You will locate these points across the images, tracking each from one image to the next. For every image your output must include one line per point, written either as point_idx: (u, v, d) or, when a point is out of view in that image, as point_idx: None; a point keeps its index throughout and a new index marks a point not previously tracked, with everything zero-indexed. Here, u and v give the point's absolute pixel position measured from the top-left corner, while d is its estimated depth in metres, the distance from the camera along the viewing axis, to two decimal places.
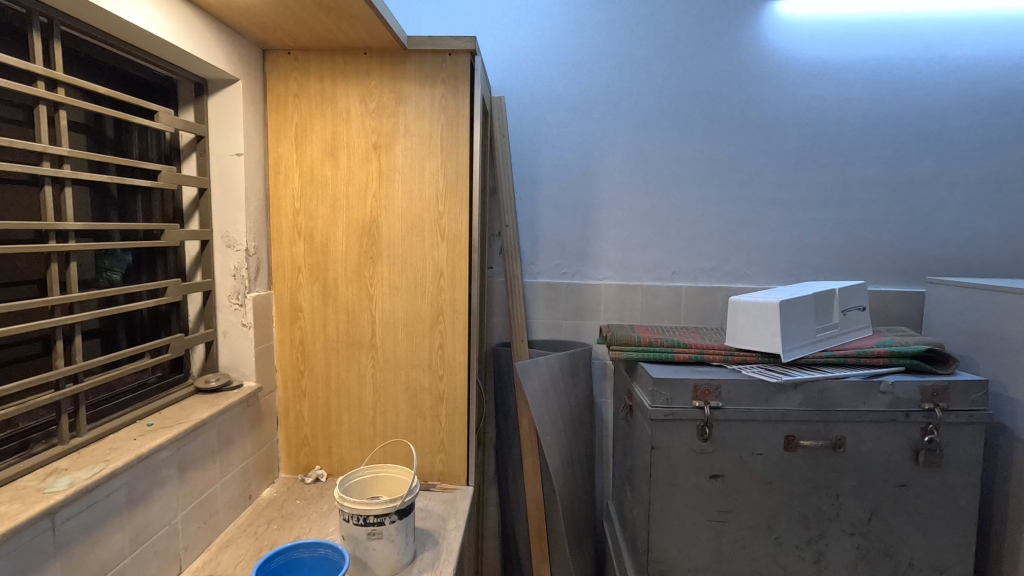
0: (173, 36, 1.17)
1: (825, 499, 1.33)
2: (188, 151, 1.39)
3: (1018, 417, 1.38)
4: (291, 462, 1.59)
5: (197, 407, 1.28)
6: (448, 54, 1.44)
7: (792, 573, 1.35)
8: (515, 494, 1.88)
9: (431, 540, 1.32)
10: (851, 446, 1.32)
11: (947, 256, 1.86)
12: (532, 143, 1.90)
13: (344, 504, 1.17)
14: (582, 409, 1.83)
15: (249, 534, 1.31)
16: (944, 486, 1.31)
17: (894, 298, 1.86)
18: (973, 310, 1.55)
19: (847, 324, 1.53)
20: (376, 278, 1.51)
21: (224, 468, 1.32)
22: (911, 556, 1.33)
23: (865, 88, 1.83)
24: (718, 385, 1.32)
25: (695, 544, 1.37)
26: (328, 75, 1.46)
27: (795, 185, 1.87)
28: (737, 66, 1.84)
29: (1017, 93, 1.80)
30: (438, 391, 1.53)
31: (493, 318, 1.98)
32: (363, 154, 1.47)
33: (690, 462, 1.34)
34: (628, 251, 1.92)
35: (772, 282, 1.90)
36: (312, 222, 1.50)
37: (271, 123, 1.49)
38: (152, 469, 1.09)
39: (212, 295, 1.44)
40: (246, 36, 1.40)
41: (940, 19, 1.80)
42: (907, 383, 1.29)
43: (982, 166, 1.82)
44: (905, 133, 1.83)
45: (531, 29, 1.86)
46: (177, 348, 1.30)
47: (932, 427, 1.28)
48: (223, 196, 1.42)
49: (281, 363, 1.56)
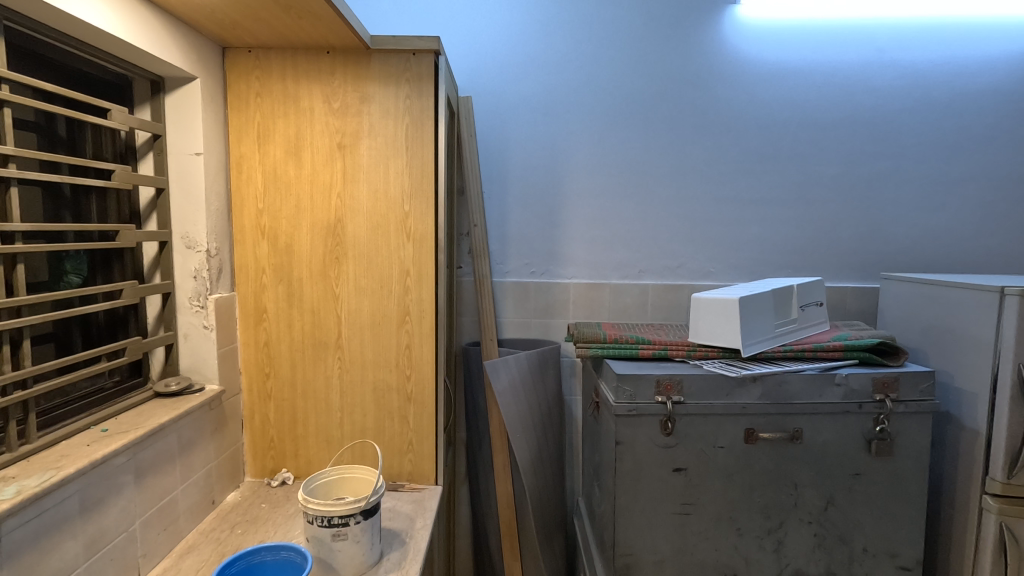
0: (126, 33, 1.14)
1: (784, 490, 1.37)
2: (144, 150, 1.37)
3: (963, 406, 1.44)
4: (257, 465, 1.57)
5: (157, 411, 1.26)
6: (412, 54, 1.44)
7: (753, 563, 1.39)
8: (486, 492, 1.89)
9: (398, 540, 1.31)
10: (808, 437, 1.36)
11: (900, 253, 1.93)
12: (499, 143, 1.91)
13: (308, 506, 1.16)
14: (551, 406, 1.84)
15: (212, 540, 1.29)
16: (895, 474, 1.36)
17: (852, 293, 1.92)
18: (923, 304, 1.61)
19: (805, 319, 1.57)
20: (341, 277, 1.50)
21: (186, 474, 1.30)
22: (865, 542, 1.38)
23: (821, 90, 1.88)
24: (680, 380, 1.34)
25: (660, 538, 1.39)
26: (290, 74, 1.45)
27: (756, 185, 1.91)
28: (700, 69, 1.88)
29: (963, 97, 1.87)
30: (406, 392, 1.53)
31: (463, 318, 1.98)
32: (327, 154, 1.46)
33: (654, 456, 1.37)
34: (596, 250, 1.94)
35: (735, 280, 1.95)
36: (276, 223, 1.49)
37: (232, 122, 1.47)
38: (107, 476, 1.07)
39: (172, 296, 1.42)
40: (205, 34, 1.38)
41: (890, 25, 1.86)
42: (860, 375, 1.34)
43: (932, 166, 1.90)
44: (859, 134, 1.89)
45: (497, 29, 1.87)
46: (134, 352, 1.28)
47: (883, 417, 1.33)
48: (182, 196, 1.40)
49: (245, 365, 1.54)
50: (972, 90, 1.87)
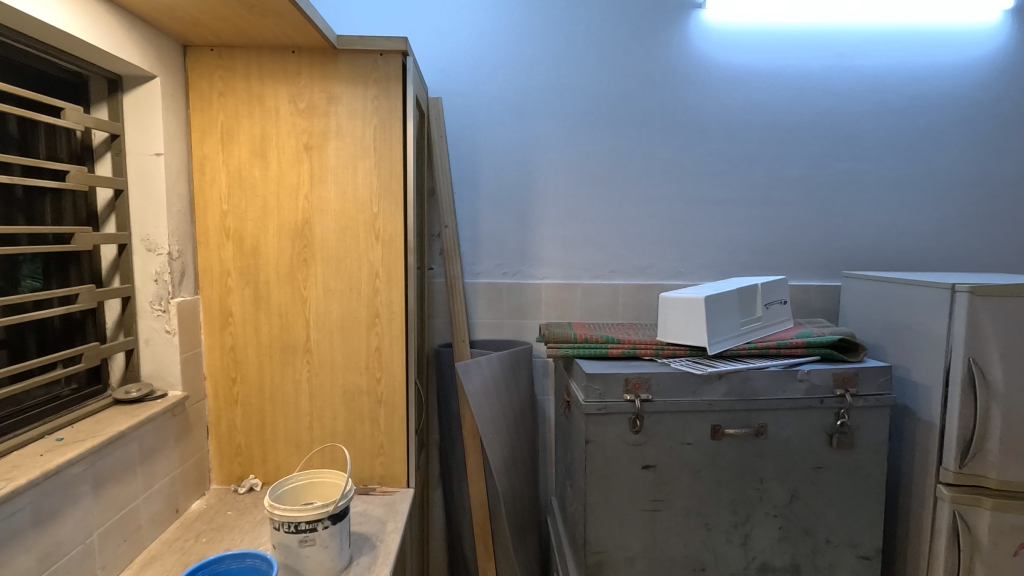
0: (80, 30, 1.11)
1: (750, 485, 1.40)
2: (102, 150, 1.33)
3: (919, 399, 1.49)
4: (223, 472, 1.54)
5: (117, 419, 1.23)
6: (380, 54, 1.43)
7: (720, 557, 1.42)
8: (459, 493, 1.89)
9: (368, 544, 1.30)
10: (772, 432, 1.39)
11: (860, 252, 1.98)
12: (470, 144, 1.91)
13: (274, 513, 1.14)
14: (524, 406, 1.85)
15: (176, 549, 1.26)
16: (856, 466, 1.40)
17: (815, 291, 1.97)
18: (881, 301, 1.66)
19: (770, 317, 1.60)
20: (310, 280, 1.48)
21: (148, 483, 1.27)
22: (828, 533, 1.42)
23: (784, 94, 1.93)
24: (648, 378, 1.36)
25: (630, 535, 1.41)
26: (255, 73, 1.42)
27: (723, 186, 1.95)
28: (668, 71, 1.91)
29: (918, 101, 1.94)
30: (377, 395, 1.51)
31: (435, 319, 1.98)
32: (294, 155, 1.44)
33: (623, 454, 1.38)
34: (567, 250, 1.95)
35: (703, 279, 1.98)
36: (241, 224, 1.46)
37: (195, 122, 1.43)
38: (64, 486, 1.03)
39: (132, 301, 1.38)
40: (166, 32, 1.35)
41: (849, 30, 1.92)
42: (822, 370, 1.37)
43: (890, 168, 1.96)
44: (821, 137, 1.95)
45: (467, 29, 1.87)
46: (92, 358, 1.25)
47: (843, 412, 1.37)
48: (141, 198, 1.37)
49: (210, 371, 1.50)
50: (927, 94, 1.94)
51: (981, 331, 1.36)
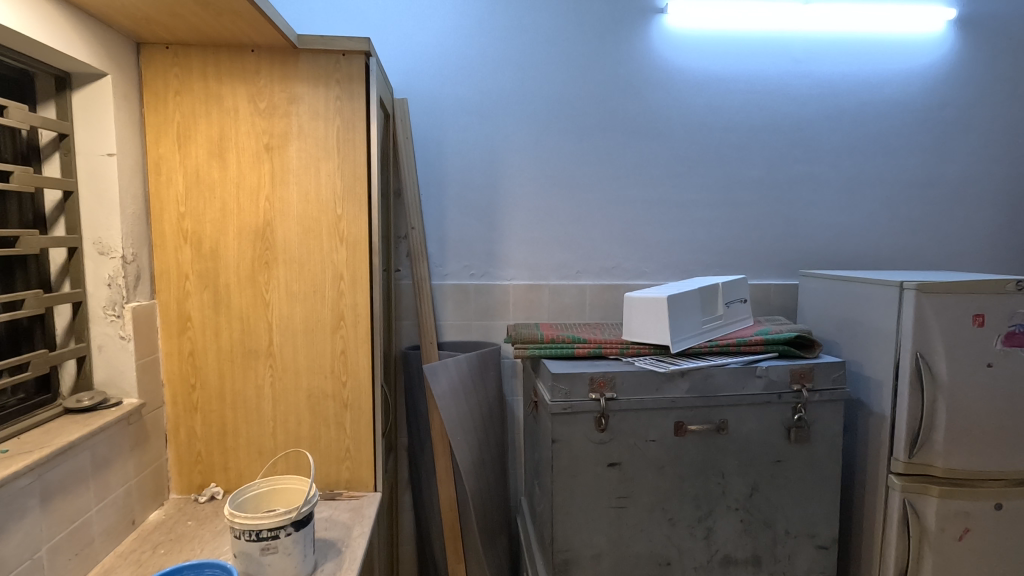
0: (24, 26, 1.07)
1: (712, 479, 1.43)
2: (50, 150, 1.29)
3: (871, 393, 1.55)
4: (183, 481, 1.50)
5: (67, 428, 1.18)
6: (342, 54, 1.42)
7: (685, 551, 1.44)
8: (428, 496, 1.88)
9: (334, 550, 1.28)
10: (733, 428, 1.43)
11: (816, 251, 2.05)
12: (436, 146, 1.91)
13: (234, 521, 1.12)
14: (493, 407, 1.84)
15: (131, 562, 1.22)
16: (813, 458, 1.45)
17: (775, 290, 2.03)
18: (835, 299, 1.72)
19: (730, 315, 1.64)
20: (272, 283, 1.45)
21: (101, 494, 1.23)
22: (787, 524, 1.46)
23: (743, 98, 1.98)
24: (613, 377, 1.38)
25: (597, 532, 1.42)
26: (212, 72, 1.39)
27: (686, 188, 2.00)
28: (631, 74, 1.94)
29: (869, 106, 2.02)
30: (342, 399, 1.50)
31: (402, 322, 1.97)
32: (254, 155, 1.42)
33: (589, 453, 1.40)
34: (534, 252, 1.96)
35: (667, 279, 2.02)
36: (200, 226, 1.43)
37: (149, 121, 1.39)
38: (9, 500, 0.99)
39: (84, 305, 1.34)
40: (117, 29, 1.31)
41: (804, 37, 1.99)
42: (779, 367, 1.42)
43: (844, 170, 2.03)
44: (778, 139, 2.01)
45: (433, 30, 1.87)
46: (40, 366, 1.20)
47: (800, 406, 1.42)
48: (93, 199, 1.32)
49: (168, 377, 1.46)
50: (877, 100, 2.02)
51: (926, 325, 1.42)
